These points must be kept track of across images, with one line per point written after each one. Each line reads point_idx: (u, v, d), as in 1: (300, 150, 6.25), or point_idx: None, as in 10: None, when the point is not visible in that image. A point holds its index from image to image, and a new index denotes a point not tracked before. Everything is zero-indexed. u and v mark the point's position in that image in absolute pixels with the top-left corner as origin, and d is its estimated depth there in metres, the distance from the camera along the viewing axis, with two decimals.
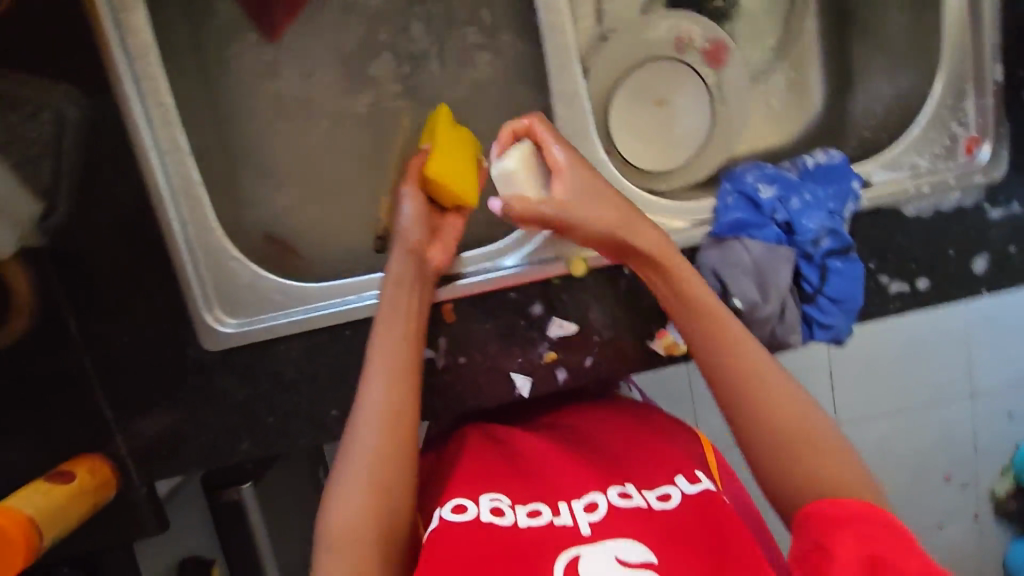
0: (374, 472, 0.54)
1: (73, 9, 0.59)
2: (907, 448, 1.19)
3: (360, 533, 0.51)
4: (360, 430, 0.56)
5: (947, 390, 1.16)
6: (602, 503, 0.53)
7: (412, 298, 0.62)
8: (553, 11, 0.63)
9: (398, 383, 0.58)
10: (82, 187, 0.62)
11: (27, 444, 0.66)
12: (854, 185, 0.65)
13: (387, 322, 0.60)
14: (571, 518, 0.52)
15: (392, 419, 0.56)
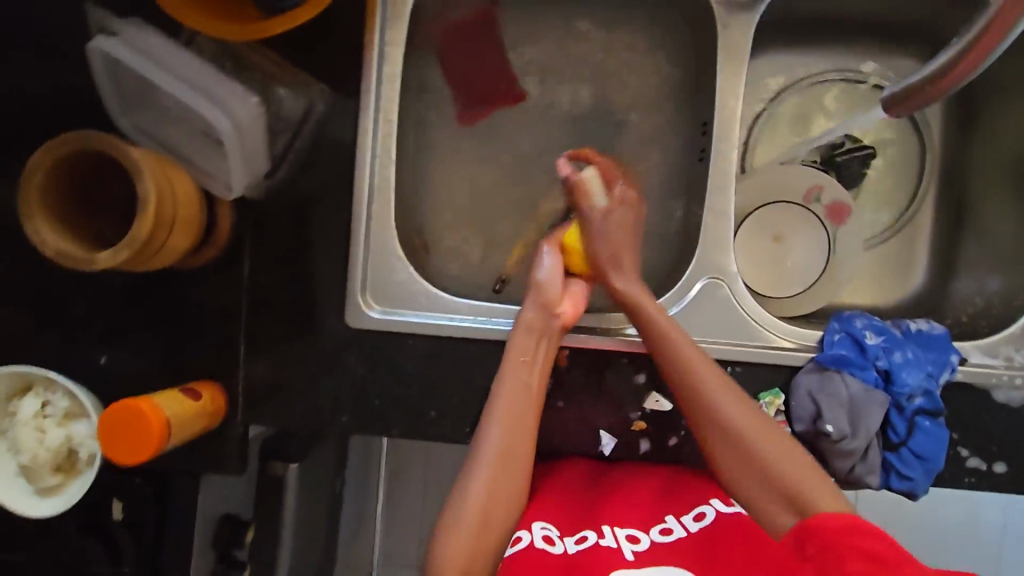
0: (496, 469, 0.63)
1: (353, 31, 0.73)
2: None
3: (484, 517, 0.61)
4: (494, 419, 0.64)
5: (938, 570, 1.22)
6: (645, 538, 0.67)
7: (541, 338, 0.69)
8: (725, 140, 0.75)
9: (533, 376, 0.67)
10: (303, 163, 0.74)
11: (167, 356, 0.74)
12: (953, 357, 0.71)
13: (524, 333, 0.68)
14: (615, 542, 0.66)
15: (519, 418, 0.65)
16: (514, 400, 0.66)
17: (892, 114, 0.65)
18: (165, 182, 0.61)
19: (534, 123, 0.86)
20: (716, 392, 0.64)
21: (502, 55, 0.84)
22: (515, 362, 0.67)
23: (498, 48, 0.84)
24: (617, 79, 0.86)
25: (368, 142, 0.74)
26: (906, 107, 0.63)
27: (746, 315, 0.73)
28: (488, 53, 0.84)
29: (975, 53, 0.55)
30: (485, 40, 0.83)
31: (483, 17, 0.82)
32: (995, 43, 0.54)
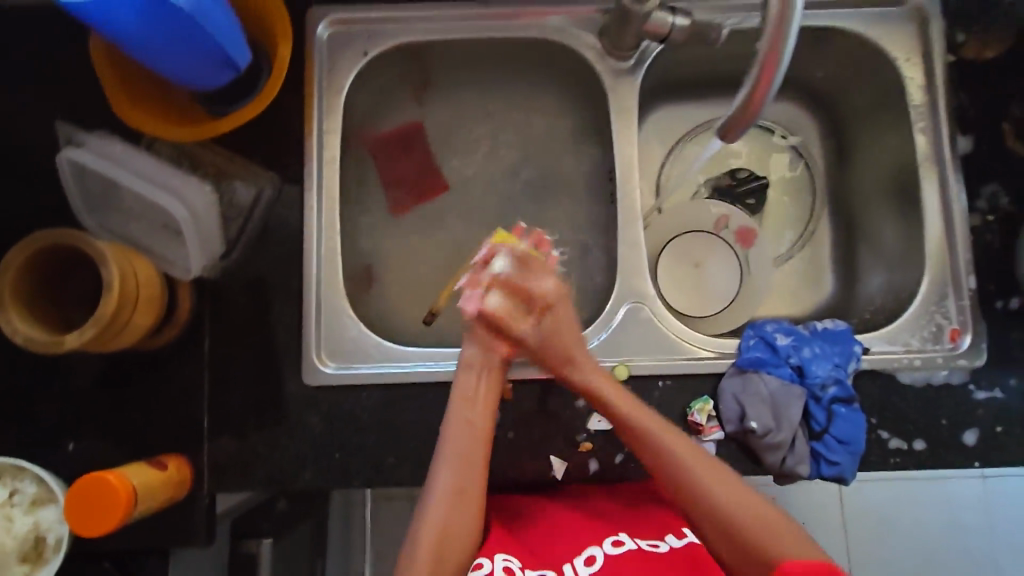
0: (452, 500, 0.68)
1: (295, 124, 0.84)
2: None
3: (448, 534, 0.67)
4: (440, 470, 0.69)
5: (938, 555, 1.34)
6: (599, 555, 0.70)
7: (478, 378, 0.74)
8: (628, 183, 0.86)
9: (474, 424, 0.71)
10: (256, 242, 0.82)
11: (131, 435, 0.78)
12: (856, 348, 0.79)
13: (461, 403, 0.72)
14: (574, 573, 0.68)
15: (465, 462, 0.69)
16: (461, 440, 0.70)
17: (728, 140, 0.74)
18: (128, 267, 0.68)
19: (466, 189, 0.97)
20: (657, 429, 0.70)
21: (428, 153, 0.97)
22: (459, 405, 0.72)
23: (424, 147, 0.97)
24: (533, 144, 0.98)
25: (314, 218, 0.83)
26: (735, 134, 0.72)
27: (669, 332, 0.81)
28: (414, 150, 0.97)
29: (762, 82, 0.66)
30: (415, 141, 0.97)
31: (413, 126, 0.97)
32: (774, 73, 0.65)
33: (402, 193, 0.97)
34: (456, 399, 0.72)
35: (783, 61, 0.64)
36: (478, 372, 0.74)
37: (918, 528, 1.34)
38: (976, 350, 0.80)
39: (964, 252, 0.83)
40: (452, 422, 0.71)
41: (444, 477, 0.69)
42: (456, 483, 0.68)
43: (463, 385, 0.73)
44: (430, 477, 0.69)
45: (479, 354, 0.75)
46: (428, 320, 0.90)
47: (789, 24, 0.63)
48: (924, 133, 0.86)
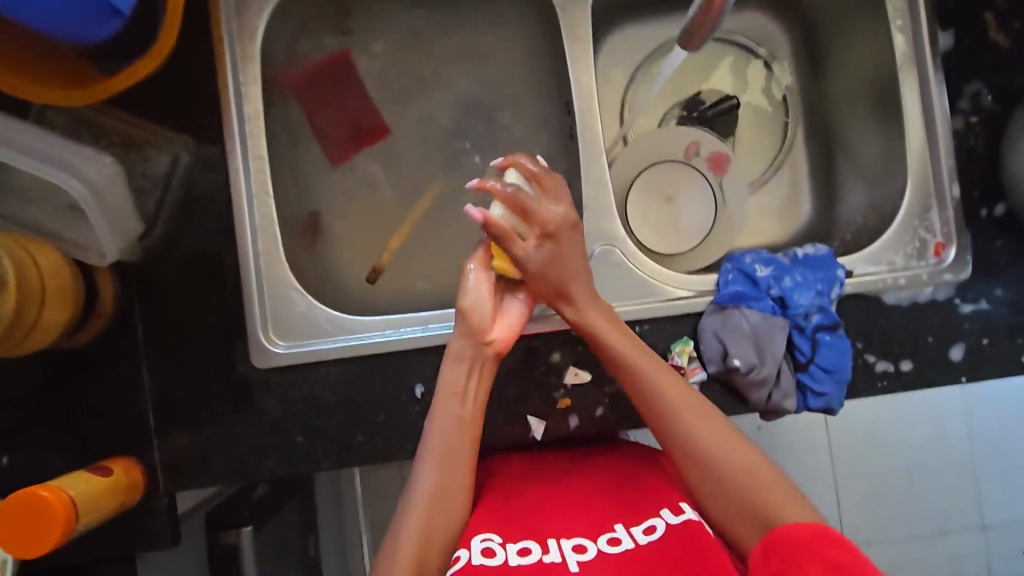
0: (435, 499, 0.62)
1: (206, 78, 0.74)
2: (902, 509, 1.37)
3: (430, 536, 0.60)
4: (422, 465, 0.63)
5: (919, 463, 1.37)
6: (591, 548, 0.59)
7: (467, 374, 0.66)
8: (588, 115, 0.78)
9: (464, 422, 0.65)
10: (179, 217, 0.73)
11: (70, 441, 0.71)
12: (839, 272, 0.75)
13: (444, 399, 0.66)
14: (560, 555, 0.59)
15: (446, 456, 0.64)
16: (444, 435, 0.64)
17: (691, 51, 0.67)
18: (25, 259, 0.60)
19: (414, 138, 0.88)
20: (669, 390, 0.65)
21: (363, 93, 0.87)
22: (445, 396, 0.66)
23: (357, 86, 0.87)
24: (483, 80, 0.89)
25: (241, 184, 0.74)
26: (698, 44, 0.65)
27: (642, 273, 0.76)
28: (347, 90, 0.87)
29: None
30: (346, 80, 0.87)
31: (339, 58, 0.86)
32: None
33: (341, 142, 0.87)
34: (439, 397, 0.66)
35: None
36: (469, 364, 0.67)
37: (900, 439, 1.37)
38: (962, 263, 0.76)
39: (947, 160, 0.78)
40: (438, 413, 0.66)
41: (427, 475, 0.63)
42: (441, 481, 0.63)
43: (450, 376, 0.67)
44: (411, 475, 0.63)
45: (471, 342, 0.67)
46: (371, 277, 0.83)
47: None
48: (903, 32, 0.80)
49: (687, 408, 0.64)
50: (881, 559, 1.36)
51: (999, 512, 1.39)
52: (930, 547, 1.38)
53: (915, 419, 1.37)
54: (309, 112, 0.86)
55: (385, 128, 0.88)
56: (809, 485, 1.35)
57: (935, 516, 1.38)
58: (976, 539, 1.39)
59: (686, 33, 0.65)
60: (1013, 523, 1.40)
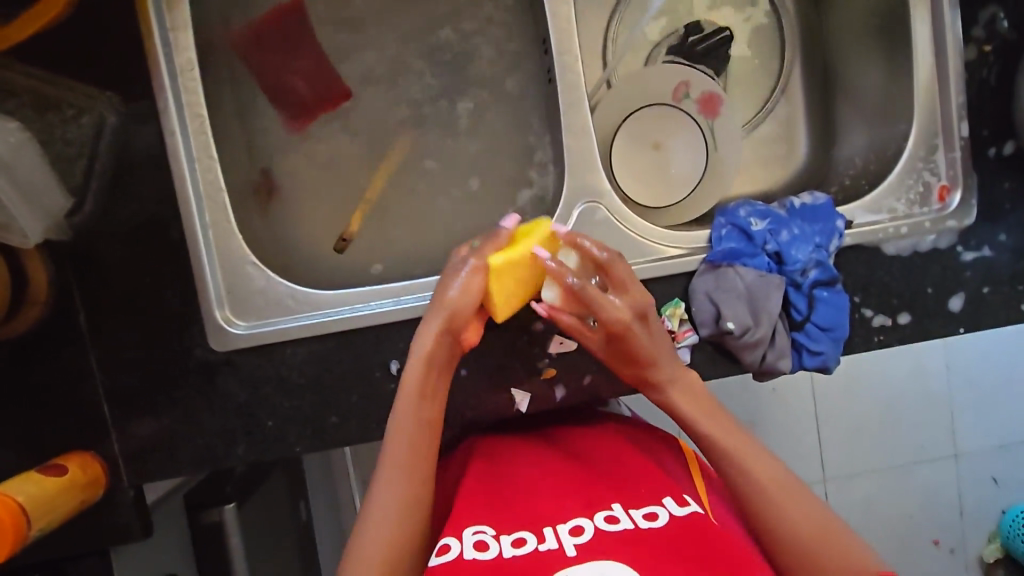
0: (402, 508, 0.58)
1: (125, 22, 0.64)
2: (885, 447, 1.40)
3: (398, 550, 0.57)
4: (384, 472, 0.60)
5: (901, 402, 1.39)
6: (589, 528, 0.56)
7: (437, 379, 0.62)
8: (568, 54, 0.69)
9: (422, 429, 0.61)
10: (113, 187, 0.65)
11: (17, 438, 0.66)
12: (839, 224, 0.70)
13: (411, 403, 0.61)
14: (557, 542, 0.54)
15: (411, 460, 0.60)
16: (407, 435, 0.61)
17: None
18: None
19: (375, 85, 0.79)
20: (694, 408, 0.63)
21: (317, 49, 0.77)
22: (411, 400, 0.61)
23: (309, 40, 0.77)
24: (449, 16, 0.79)
25: (180, 147, 0.66)
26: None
27: (629, 231, 0.70)
28: (298, 44, 0.77)
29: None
30: (297, 33, 0.76)
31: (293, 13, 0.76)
32: None
33: (294, 106, 0.78)
34: (400, 404, 0.61)
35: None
36: (428, 365, 0.61)
37: (881, 377, 1.38)
38: (966, 208, 0.72)
39: (957, 95, 0.72)
40: (399, 420, 0.61)
41: (390, 487, 0.59)
42: (406, 493, 0.59)
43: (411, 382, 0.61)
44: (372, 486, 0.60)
45: (441, 353, 0.62)
46: (338, 246, 0.77)
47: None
48: None
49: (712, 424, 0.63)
50: (858, 491, 1.40)
51: (972, 442, 1.43)
52: (905, 478, 1.41)
53: (900, 359, 1.37)
54: (255, 70, 0.76)
55: (345, 91, 0.78)
56: (794, 430, 1.37)
57: (911, 449, 1.41)
58: (949, 469, 1.43)
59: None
60: (989, 452, 1.44)
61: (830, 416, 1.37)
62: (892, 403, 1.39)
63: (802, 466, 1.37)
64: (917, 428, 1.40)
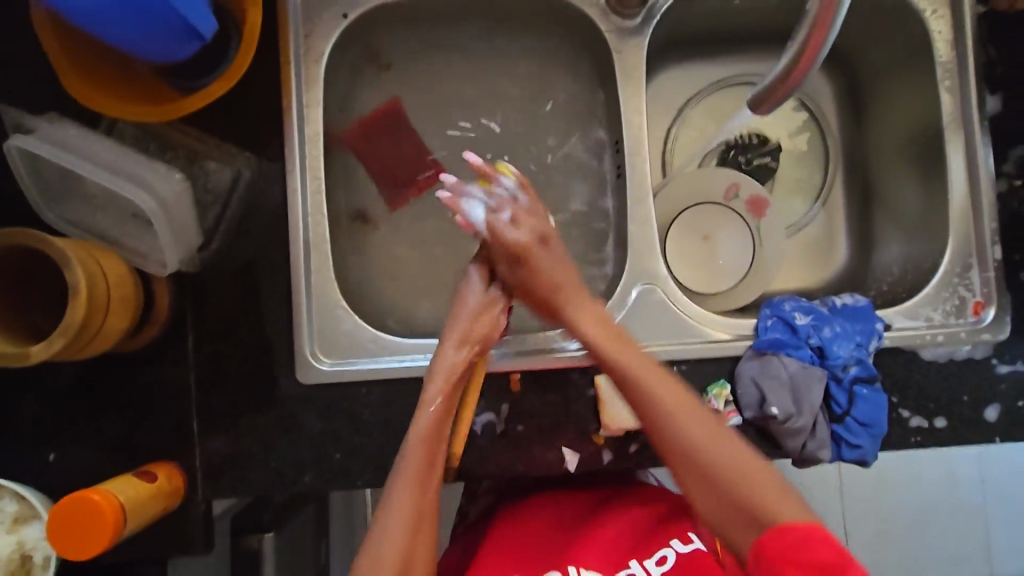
0: (411, 520, 0.60)
1: (272, 98, 0.76)
2: (915, 556, 1.36)
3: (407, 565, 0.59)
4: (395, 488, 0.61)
5: (934, 511, 1.36)
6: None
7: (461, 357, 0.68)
8: (638, 154, 0.79)
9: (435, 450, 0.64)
10: (236, 230, 0.76)
11: (112, 441, 0.73)
12: (878, 326, 0.76)
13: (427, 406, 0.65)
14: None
15: (424, 477, 0.62)
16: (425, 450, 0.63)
17: (760, 112, 0.69)
18: (94, 267, 0.61)
19: (462, 161, 0.90)
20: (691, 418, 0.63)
21: (415, 138, 0.89)
22: (426, 416, 0.65)
23: (409, 132, 0.89)
24: (535, 110, 0.90)
25: (299, 203, 0.76)
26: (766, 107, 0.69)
27: (683, 314, 0.77)
28: (400, 137, 0.89)
29: (805, 56, 0.60)
30: (398, 128, 0.89)
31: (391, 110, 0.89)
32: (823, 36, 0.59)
33: (397, 188, 0.89)
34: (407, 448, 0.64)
35: (832, 31, 0.58)
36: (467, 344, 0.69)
37: (912, 478, 1.36)
38: (999, 323, 0.77)
39: (989, 221, 0.79)
40: (413, 442, 0.64)
41: (402, 496, 0.61)
42: (412, 505, 0.61)
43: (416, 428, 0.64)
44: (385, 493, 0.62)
45: (457, 378, 0.67)
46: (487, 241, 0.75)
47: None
48: (951, 93, 0.81)
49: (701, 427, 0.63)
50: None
51: (1006, 557, 1.38)
52: None
53: (931, 465, 1.36)
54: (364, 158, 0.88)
55: (438, 170, 0.90)
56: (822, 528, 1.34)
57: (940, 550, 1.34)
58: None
59: (758, 96, 0.67)
60: None
61: (858, 516, 1.35)
62: (923, 510, 1.36)
63: None
64: (948, 539, 1.37)
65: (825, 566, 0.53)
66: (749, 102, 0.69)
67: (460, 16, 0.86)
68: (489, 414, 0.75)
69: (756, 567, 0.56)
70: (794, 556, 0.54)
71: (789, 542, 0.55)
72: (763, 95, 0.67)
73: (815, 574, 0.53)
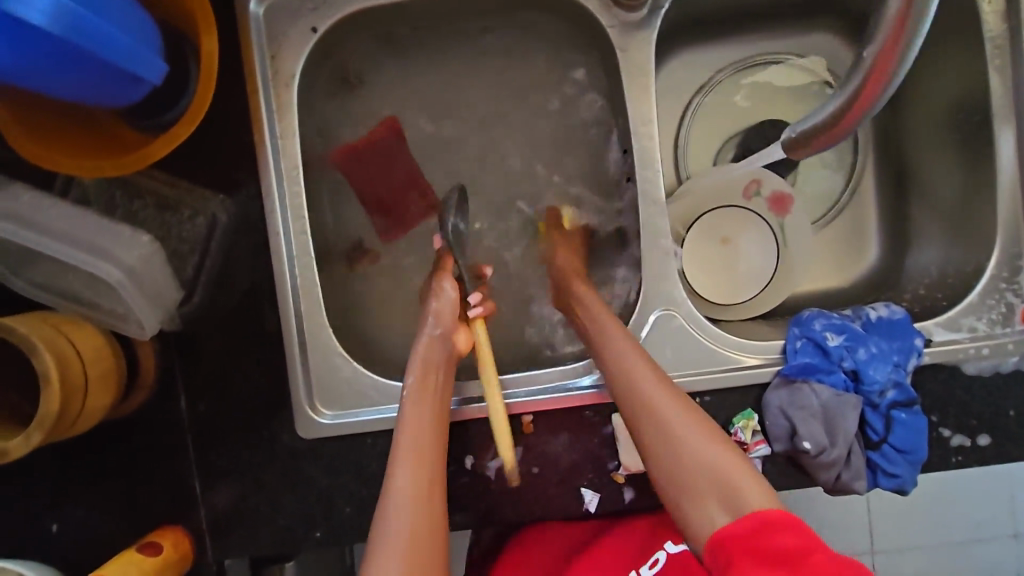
0: (414, 501, 0.56)
1: (243, 132, 0.69)
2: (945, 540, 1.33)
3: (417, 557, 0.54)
4: (395, 467, 0.59)
5: None
6: None
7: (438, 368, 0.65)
8: (649, 166, 0.72)
9: (433, 430, 0.61)
10: (218, 280, 0.70)
11: (110, 509, 0.70)
12: (917, 342, 0.70)
13: (416, 395, 0.63)
14: None
15: (421, 460, 0.59)
16: (420, 435, 0.60)
17: (794, 155, 0.64)
18: (64, 346, 0.57)
19: (455, 175, 0.82)
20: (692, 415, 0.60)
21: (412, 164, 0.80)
22: (417, 400, 0.63)
23: (405, 158, 0.80)
24: (533, 114, 0.82)
25: (281, 244, 0.70)
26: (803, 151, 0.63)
27: (704, 341, 0.71)
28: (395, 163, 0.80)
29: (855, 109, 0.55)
30: (393, 149, 0.80)
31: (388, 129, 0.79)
32: (882, 85, 0.52)
33: (390, 218, 0.81)
34: (399, 451, 0.60)
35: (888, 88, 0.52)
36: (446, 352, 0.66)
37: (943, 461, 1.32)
38: None
39: None
40: (406, 425, 0.61)
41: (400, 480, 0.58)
42: (415, 486, 0.57)
43: (401, 438, 0.61)
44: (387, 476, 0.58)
45: (438, 374, 0.65)
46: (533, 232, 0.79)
47: (910, 44, 0.49)
48: (1000, 72, 0.72)
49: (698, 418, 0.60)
50: (906, 565, 1.27)
51: None
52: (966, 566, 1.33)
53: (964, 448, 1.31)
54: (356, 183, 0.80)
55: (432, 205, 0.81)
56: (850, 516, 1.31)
57: (967, 524, 1.27)
58: (1012, 549, 1.28)
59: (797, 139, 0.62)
60: None
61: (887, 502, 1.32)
62: None
63: (850, 537, 1.26)
64: None
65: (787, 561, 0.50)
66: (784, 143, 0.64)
67: (444, 15, 0.76)
68: (501, 458, 0.71)
69: (720, 553, 0.53)
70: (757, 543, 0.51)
71: (752, 526, 0.52)
72: (800, 141, 0.61)
73: (777, 563, 0.50)
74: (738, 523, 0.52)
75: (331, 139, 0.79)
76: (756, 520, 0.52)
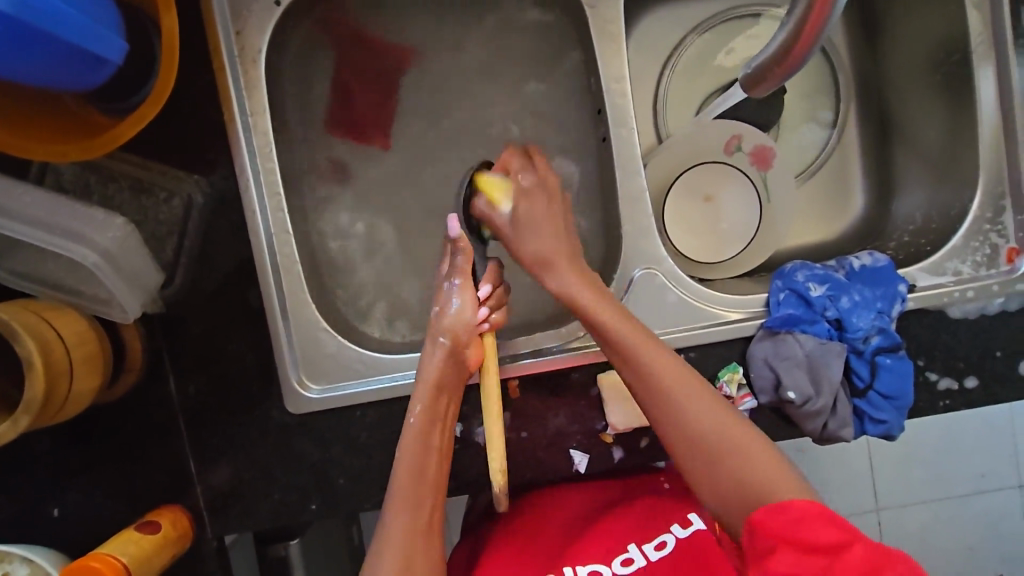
0: (412, 538, 0.59)
1: (215, 112, 0.69)
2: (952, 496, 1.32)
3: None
4: (392, 498, 0.61)
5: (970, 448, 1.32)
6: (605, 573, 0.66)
7: (444, 400, 0.65)
8: (624, 124, 0.71)
9: (428, 454, 0.62)
10: (197, 261, 0.70)
11: (108, 492, 0.71)
12: (901, 288, 0.69)
13: (421, 425, 0.63)
14: None
15: (415, 492, 0.61)
16: (414, 463, 0.62)
17: (755, 94, 0.62)
18: (45, 331, 0.57)
19: (431, 145, 0.81)
20: (681, 388, 0.60)
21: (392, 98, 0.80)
22: (414, 429, 0.63)
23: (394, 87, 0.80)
24: (508, 80, 0.81)
25: (258, 222, 0.69)
26: (766, 87, 0.60)
27: (687, 296, 0.71)
28: (379, 110, 0.80)
29: (806, 33, 0.52)
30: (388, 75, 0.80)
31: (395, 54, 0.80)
32: None
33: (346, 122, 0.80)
34: (393, 490, 0.61)
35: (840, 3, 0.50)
36: (445, 387, 0.65)
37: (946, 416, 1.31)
38: None
39: None
40: (404, 447, 0.62)
41: (399, 513, 0.60)
42: (413, 521, 0.60)
43: (396, 479, 0.61)
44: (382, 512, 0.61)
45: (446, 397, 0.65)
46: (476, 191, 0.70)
47: None
48: (979, 9, 0.70)
49: (692, 395, 0.60)
50: (911, 520, 1.27)
51: None
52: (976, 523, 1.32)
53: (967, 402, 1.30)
54: (330, 118, 0.79)
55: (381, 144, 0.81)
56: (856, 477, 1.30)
57: (971, 477, 1.28)
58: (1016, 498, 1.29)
59: (753, 75, 0.60)
60: None
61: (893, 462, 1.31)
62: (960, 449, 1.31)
63: (854, 495, 1.26)
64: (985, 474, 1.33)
65: (825, 550, 0.51)
66: (743, 82, 0.61)
67: None
68: None
69: (757, 540, 0.53)
70: (796, 533, 0.52)
71: (795, 518, 0.52)
72: (759, 75, 0.59)
73: (813, 553, 0.51)
74: (778, 513, 0.53)
75: (303, 115, 0.78)
76: (798, 510, 0.52)
